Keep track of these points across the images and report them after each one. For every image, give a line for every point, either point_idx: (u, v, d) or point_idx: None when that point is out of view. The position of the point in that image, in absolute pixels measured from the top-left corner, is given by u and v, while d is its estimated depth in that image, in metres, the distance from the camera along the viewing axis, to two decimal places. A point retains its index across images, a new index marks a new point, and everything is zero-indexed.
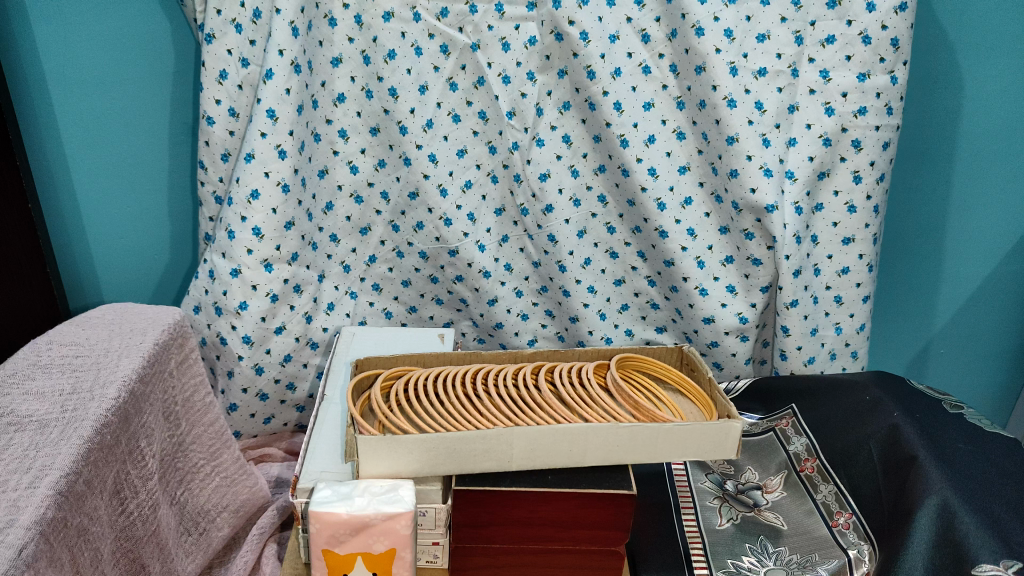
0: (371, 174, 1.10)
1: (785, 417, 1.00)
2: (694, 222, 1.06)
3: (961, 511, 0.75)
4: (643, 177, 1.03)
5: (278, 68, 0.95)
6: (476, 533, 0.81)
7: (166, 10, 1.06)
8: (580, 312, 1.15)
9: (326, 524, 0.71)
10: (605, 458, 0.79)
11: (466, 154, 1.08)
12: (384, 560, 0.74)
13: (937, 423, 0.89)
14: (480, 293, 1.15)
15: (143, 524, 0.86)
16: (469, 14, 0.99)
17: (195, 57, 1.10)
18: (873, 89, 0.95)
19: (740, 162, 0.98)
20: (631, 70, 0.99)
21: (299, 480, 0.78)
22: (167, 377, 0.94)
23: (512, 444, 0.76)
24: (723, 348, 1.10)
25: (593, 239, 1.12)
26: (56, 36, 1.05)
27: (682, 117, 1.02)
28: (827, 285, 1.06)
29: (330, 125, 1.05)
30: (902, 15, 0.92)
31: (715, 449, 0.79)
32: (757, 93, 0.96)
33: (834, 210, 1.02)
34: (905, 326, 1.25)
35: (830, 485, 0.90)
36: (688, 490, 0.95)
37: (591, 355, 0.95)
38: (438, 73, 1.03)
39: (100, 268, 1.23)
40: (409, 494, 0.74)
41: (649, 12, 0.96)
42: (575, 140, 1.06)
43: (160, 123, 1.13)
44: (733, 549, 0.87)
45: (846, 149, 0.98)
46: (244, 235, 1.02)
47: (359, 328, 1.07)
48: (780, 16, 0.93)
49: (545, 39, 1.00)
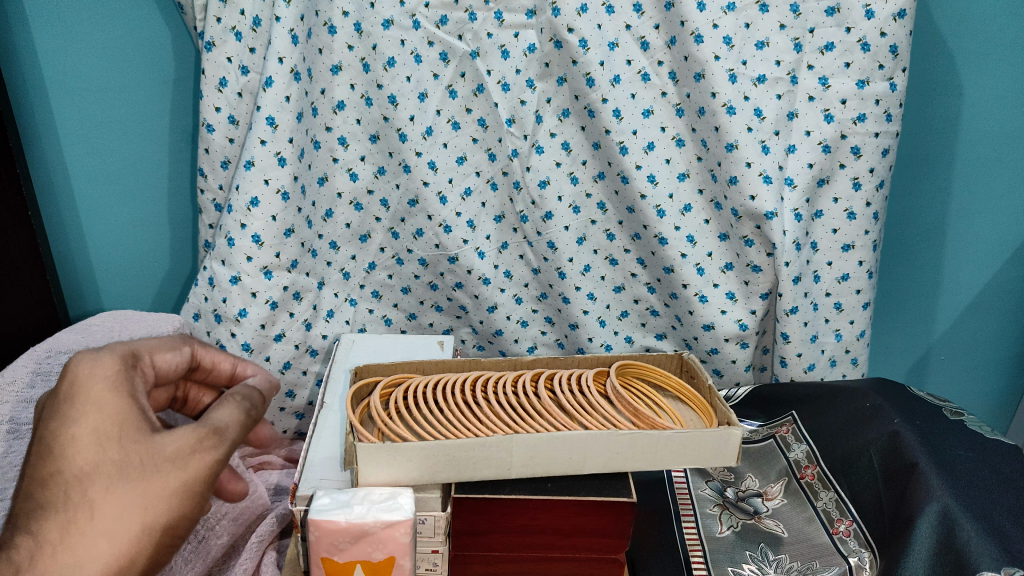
0: (371, 181, 1.11)
1: (785, 424, 1.01)
2: (693, 229, 1.06)
3: (961, 519, 0.75)
4: (643, 184, 1.03)
5: (277, 75, 0.95)
6: (475, 541, 0.82)
7: (166, 18, 1.06)
8: (579, 318, 1.15)
9: (325, 532, 0.70)
10: (606, 466, 0.78)
11: (466, 162, 1.09)
12: (383, 568, 0.73)
13: (936, 431, 0.89)
14: (480, 300, 1.15)
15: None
16: (468, 22, 0.99)
17: (195, 63, 1.09)
18: (873, 97, 0.95)
19: (739, 169, 0.97)
20: (630, 78, 0.99)
21: (298, 488, 0.78)
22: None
23: (512, 451, 0.76)
24: (723, 355, 1.10)
25: (592, 246, 1.13)
26: (57, 44, 1.06)
27: (682, 124, 1.02)
28: (826, 292, 1.05)
29: (330, 133, 1.06)
30: (901, 22, 0.91)
31: (716, 456, 0.78)
32: (756, 100, 0.96)
33: (834, 216, 1.02)
34: (904, 332, 1.25)
35: (830, 493, 0.90)
36: (688, 497, 0.95)
37: (591, 362, 0.95)
38: (438, 80, 1.03)
39: (100, 275, 1.23)
40: (408, 502, 0.73)
41: (648, 19, 0.97)
42: (575, 147, 1.07)
43: (160, 131, 1.13)
44: (733, 556, 0.86)
45: (845, 156, 0.98)
46: (244, 242, 1.01)
47: (359, 336, 1.06)
48: (779, 23, 0.93)
49: (545, 47, 1.00)
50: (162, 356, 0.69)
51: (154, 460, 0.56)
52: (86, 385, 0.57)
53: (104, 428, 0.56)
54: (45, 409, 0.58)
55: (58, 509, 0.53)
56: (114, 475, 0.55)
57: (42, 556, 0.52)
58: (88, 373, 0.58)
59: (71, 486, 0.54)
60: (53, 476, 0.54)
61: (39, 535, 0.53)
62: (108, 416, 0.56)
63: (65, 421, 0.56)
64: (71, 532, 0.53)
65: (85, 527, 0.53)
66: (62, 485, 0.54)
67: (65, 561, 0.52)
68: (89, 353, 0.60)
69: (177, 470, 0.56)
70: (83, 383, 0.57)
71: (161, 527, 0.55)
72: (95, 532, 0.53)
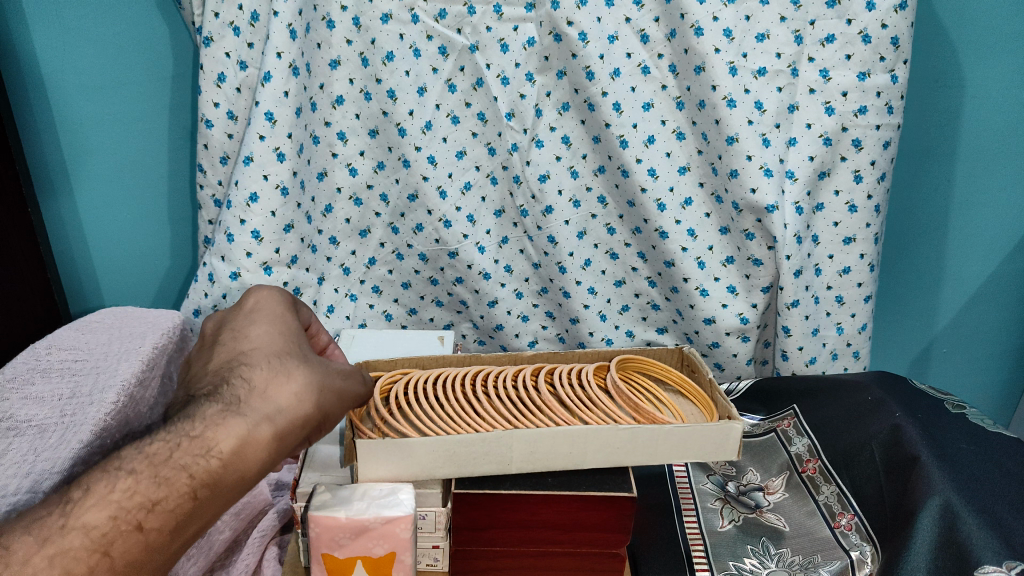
0: (371, 176, 1.10)
1: (786, 418, 1.01)
2: (694, 222, 1.06)
3: (963, 512, 0.75)
4: (643, 177, 1.03)
5: (276, 70, 0.94)
6: (475, 537, 0.81)
7: (164, 12, 1.05)
8: (580, 313, 1.15)
9: (326, 528, 0.71)
10: (606, 461, 0.78)
11: (466, 156, 1.08)
12: (384, 563, 0.73)
13: (938, 424, 0.88)
14: (480, 295, 1.15)
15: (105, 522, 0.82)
16: (467, 15, 0.98)
17: (194, 58, 1.09)
18: (873, 89, 0.94)
19: (739, 162, 0.97)
20: (630, 71, 0.99)
21: (299, 484, 0.78)
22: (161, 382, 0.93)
23: (512, 446, 0.76)
24: (724, 349, 1.10)
25: (593, 240, 1.13)
26: (55, 40, 1.05)
27: (682, 117, 1.02)
28: (828, 285, 1.05)
29: (329, 128, 1.06)
30: (903, 14, 0.90)
31: (717, 450, 0.78)
32: (757, 93, 0.95)
33: (834, 209, 1.01)
34: (905, 326, 1.25)
35: (832, 487, 0.90)
36: (689, 491, 0.95)
37: (591, 357, 0.95)
38: (437, 74, 1.03)
39: (100, 270, 1.23)
40: (408, 498, 0.73)
41: (648, 12, 0.96)
42: (575, 141, 1.06)
43: (160, 126, 1.13)
44: (734, 550, 0.86)
45: (846, 148, 0.97)
46: (243, 238, 1.01)
47: (359, 331, 1.07)
48: (780, 15, 0.92)
49: (544, 40, 0.99)
50: (303, 311, 0.82)
51: (327, 367, 0.68)
52: (270, 308, 0.73)
53: (289, 335, 0.70)
54: (230, 320, 0.73)
55: (264, 368, 0.64)
56: (298, 361, 0.66)
57: (252, 396, 0.61)
58: (270, 300, 0.75)
59: (274, 359, 0.66)
60: (253, 351, 0.66)
61: (251, 380, 0.62)
62: (292, 329, 0.71)
63: (260, 324, 0.70)
64: (272, 387, 0.63)
65: (283, 387, 0.63)
66: (265, 356, 0.66)
67: (267, 404, 0.61)
68: (273, 290, 0.78)
69: (339, 378, 0.69)
70: (269, 305, 0.74)
71: (322, 415, 0.66)
72: (289, 392, 0.63)
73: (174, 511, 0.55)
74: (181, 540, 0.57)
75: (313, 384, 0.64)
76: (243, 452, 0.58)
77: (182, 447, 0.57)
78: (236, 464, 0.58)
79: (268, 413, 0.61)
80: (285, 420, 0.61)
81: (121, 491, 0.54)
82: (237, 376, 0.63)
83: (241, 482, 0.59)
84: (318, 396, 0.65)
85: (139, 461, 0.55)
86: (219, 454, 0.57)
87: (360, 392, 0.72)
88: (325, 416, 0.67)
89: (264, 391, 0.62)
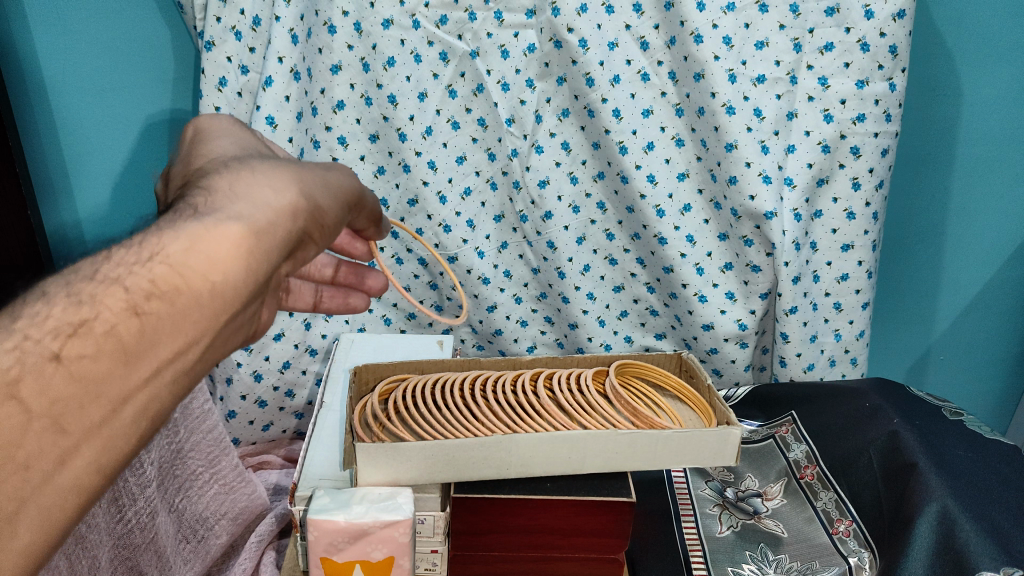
0: (371, 180, 1.11)
1: (784, 424, 1.01)
2: (693, 228, 1.06)
3: (960, 519, 0.75)
4: (643, 184, 1.04)
5: (277, 75, 0.95)
6: (475, 541, 0.82)
7: (166, 18, 1.07)
8: (579, 318, 1.16)
9: (325, 532, 0.70)
10: (606, 466, 0.78)
11: (466, 161, 1.09)
12: (383, 567, 0.73)
13: (936, 431, 0.89)
14: (480, 300, 1.16)
15: (89, 536, 0.79)
16: (468, 21, 0.99)
17: (195, 63, 1.11)
18: (872, 97, 0.95)
19: (738, 169, 0.98)
20: (630, 78, 0.99)
21: (298, 487, 0.78)
22: (165, 430, 0.92)
23: (512, 451, 0.76)
24: (723, 355, 1.11)
25: (592, 246, 1.13)
26: (58, 45, 1.07)
27: (682, 124, 1.02)
28: (826, 292, 1.06)
29: (330, 132, 1.07)
30: (901, 22, 0.90)
31: (716, 457, 0.78)
32: (756, 100, 0.96)
33: (833, 216, 1.02)
34: (903, 332, 1.25)
35: (830, 493, 0.90)
36: (688, 498, 0.95)
37: (591, 362, 0.95)
38: (438, 80, 1.03)
39: None
40: (408, 502, 0.73)
41: (648, 19, 0.96)
42: (575, 147, 1.07)
43: (159, 130, 1.14)
44: (733, 557, 0.86)
45: (845, 156, 0.98)
46: None
47: (359, 336, 1.06)
48: (779, 24, 0.92)
49: (545, 47, 0.99)
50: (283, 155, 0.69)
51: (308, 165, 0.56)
52: (217, 128, 0.60)
53: (249, 150, 0.58)
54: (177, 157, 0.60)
55: (220, 171, 0.51)
56: (269, 158, 0.54)
57: (215, 198, 0.49)
58: (212, 121, 0.61)
59: (228, 161, 0.53)
60: (209, 163, 0.54)
61: (208, 185, 0.50)
62: (247, 143, 0.59)
63: (212, 141, 0.58)
64: (238, 184, 0.50)
65: (251, 182, 0.50)
66: (220, 163, 0.53)
67: (233, 202, 0.48)
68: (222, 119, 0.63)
69: (323, 173, 0.56)
70: (213, 126, 0.60)
71: (314, 210, 0.53)
72: (256, 184, 0.50)
73: (116, 331, 0.41)
74: (159, 377, 0.44)
75: (289, 173, 0.52)
76: (208, 252, 0.45)
77: (117, 260, 0.44)
78: (192, 265, 0.44)
79: (230, 211, 0.48)
80: (260, 216, 0.49)
81: (28, 317, 0.40)
82: (196, 186, 0.50)
83: (217, 296, 0.46)
84: (299, 186, 0.53)
85: (57, 282, 0.42)
86: (167, 259, 0.44)
87: (350, 186, 0.60)
88: (317, 214, 0.54)
89: (224, 187, 0.50)
